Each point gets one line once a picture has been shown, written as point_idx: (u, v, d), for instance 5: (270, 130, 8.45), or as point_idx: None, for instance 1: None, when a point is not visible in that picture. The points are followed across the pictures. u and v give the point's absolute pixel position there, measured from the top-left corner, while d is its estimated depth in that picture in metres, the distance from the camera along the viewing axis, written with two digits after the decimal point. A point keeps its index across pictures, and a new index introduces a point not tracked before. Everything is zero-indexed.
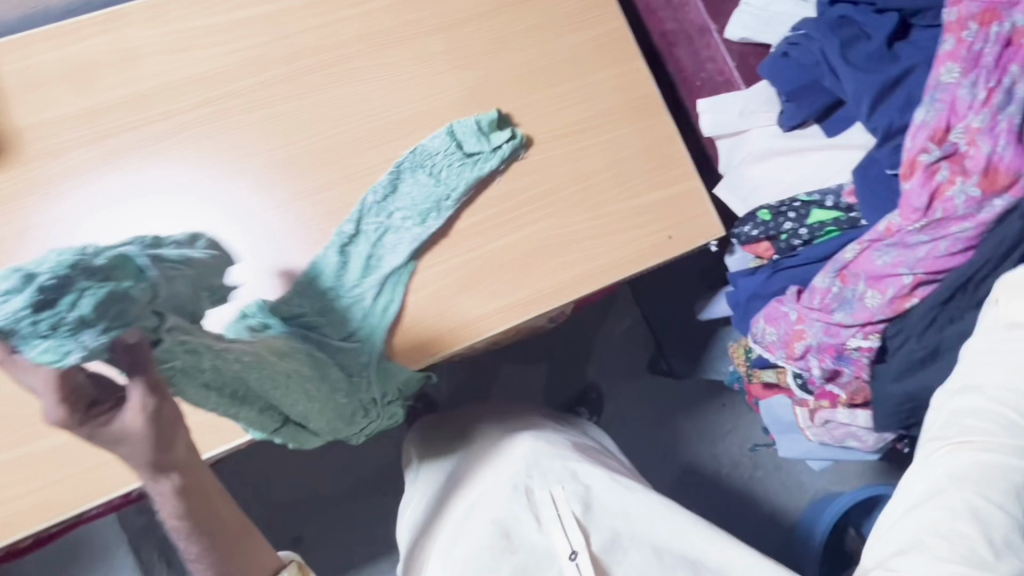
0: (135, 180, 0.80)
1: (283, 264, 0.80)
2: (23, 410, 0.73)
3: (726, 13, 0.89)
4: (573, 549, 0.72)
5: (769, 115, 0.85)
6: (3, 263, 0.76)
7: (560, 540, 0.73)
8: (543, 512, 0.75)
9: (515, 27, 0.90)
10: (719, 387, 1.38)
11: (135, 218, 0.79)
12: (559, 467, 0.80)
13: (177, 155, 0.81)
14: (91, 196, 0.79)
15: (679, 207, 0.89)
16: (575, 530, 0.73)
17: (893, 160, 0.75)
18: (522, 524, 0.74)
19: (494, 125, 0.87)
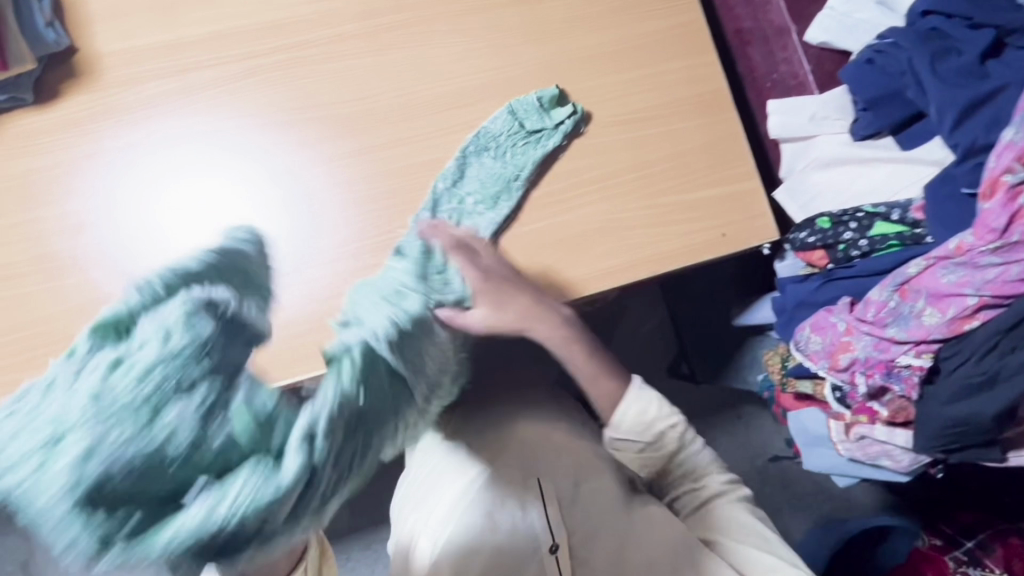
0: (190, 120, 0.81)
1: (326, 227, 0.80)
2: (74, 329, 0.74)
3: (808, 16, 0.88)
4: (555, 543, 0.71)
5: (842, 123, 0.84)
6: (66, 185, 0.78)
7: (545, 534, 0.72)
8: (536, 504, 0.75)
9: (593, 8, 0.89)
10: (737, 399, 1.37)
11: (187, 160, 0.80)
12: (556, 459, 0.78)
13: (237, 99, 0.82)
14: (149, 131, 0.80)
15: (736, 206, 0.88)
16: (562, 526, 0.73)
17: (971, 178, 0.72)
18: (510, 513, 0.74)
19: (554, 102, 0.86)
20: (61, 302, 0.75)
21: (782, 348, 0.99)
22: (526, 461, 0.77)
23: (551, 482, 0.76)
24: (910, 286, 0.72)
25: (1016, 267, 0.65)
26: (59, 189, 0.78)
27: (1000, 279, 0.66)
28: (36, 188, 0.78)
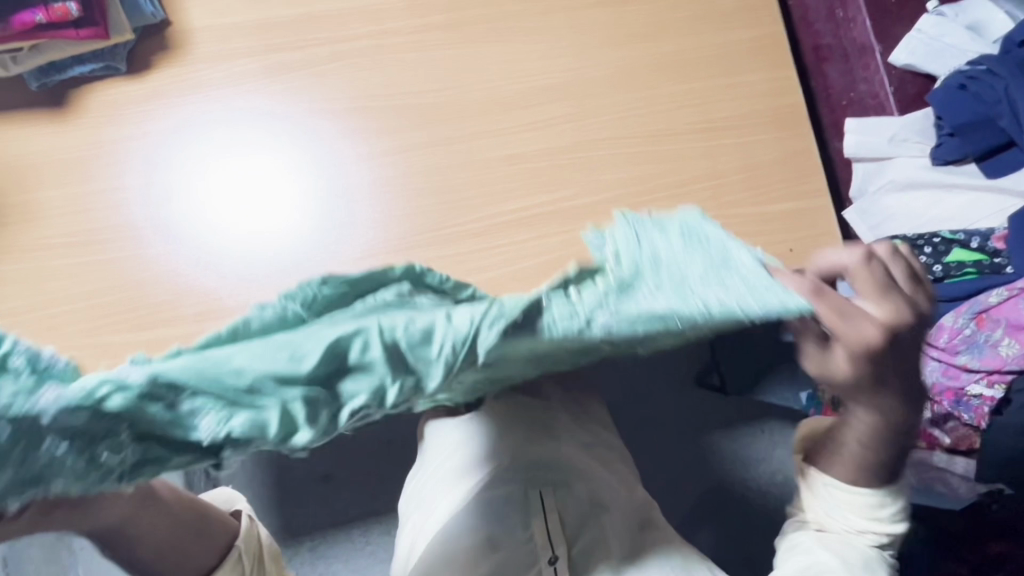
0: (227, 107, 0.81)
1: (347, 225, 0.80)
2: (150, 298, 0.76)
3: (893, 38, 0.97)
4: (555, 556, 0.70)
5: (922, 146, 0.94)
6: (141, 157, 0.79)
7: (544, 547, 0.70)
8: (535, 519, 0.71)
9: (677, 15, 0.90)
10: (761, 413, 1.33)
11: (224, 146, 0.80)
12: (559, 471, 0.76)
13: (282, 88, 0.82)
14: (197, 114, 0.80)
15: (805, 222, 0.88)
16: (563, 543, 0.70)
17: None
18: (506, 526, 0.72)
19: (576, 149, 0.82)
20: (135, 272, 0.77)
21: None
22: (528, 471, 0.74)
23: (554, 493, 0.74)
24: (986, 316, 0.80)
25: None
26: (136, 160, 0.79)
27: None
28: (111, 157, 0.78)
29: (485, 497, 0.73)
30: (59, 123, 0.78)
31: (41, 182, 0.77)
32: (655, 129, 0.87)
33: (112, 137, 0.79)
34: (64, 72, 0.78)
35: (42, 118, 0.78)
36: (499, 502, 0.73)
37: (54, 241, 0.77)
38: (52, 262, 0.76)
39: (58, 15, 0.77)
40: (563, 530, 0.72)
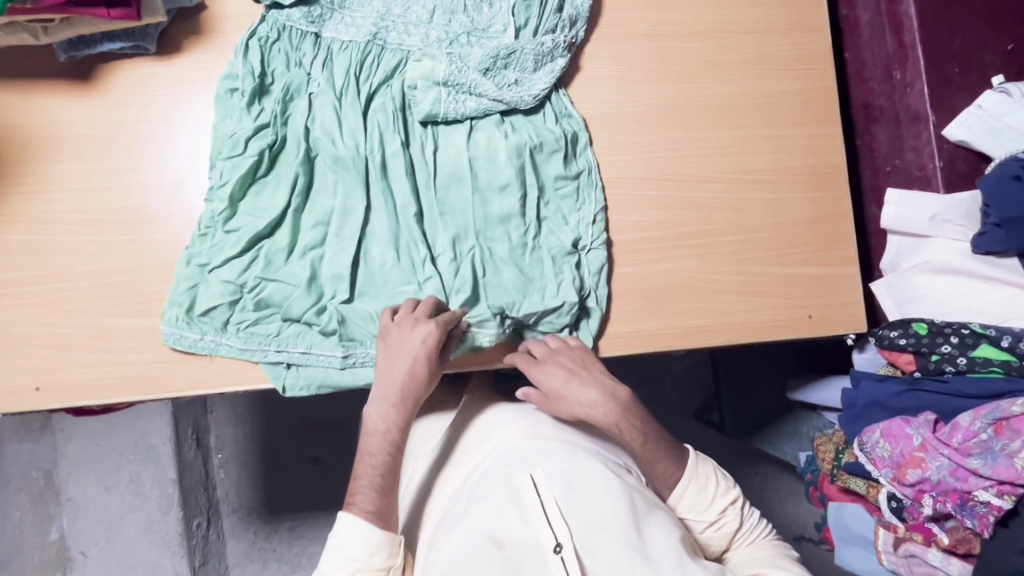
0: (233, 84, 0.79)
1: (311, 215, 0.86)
2: (156, 284, 0.77)
3: (952, 109, 0.82)
4: (559, 542, 0.63)
5: (964, 231, 0.79)
6: (158, 138, 0.78)
7: (546, 534, 0.64)
8: (526, 502, 0.67)
9: (725, 57, 0.86)
10: (759, 455, 1.33)
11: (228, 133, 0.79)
12: (535, 456, 0.71)
13: None
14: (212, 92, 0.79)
15: (829, 289, 0.84)
16: (562, 521, 0.65)
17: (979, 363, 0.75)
18: (506, 522, 0.66)
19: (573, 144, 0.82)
20: (145, 255, 0.77)
21: (838, 438, 0.95)
22: (509, 462, 0.71)
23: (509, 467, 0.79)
24: (1008, 422, 0.70)
25: (980, 489, 0.71)
26: (152, 143, 0.78)
27: (1013, 466, 0.69)
28: (129, 140, 0.78)
29: (479, 501, 0.68)
30: (84, 98, 0.77)
31: (54, 153, 0.77)
32: (686, 173, 0.84)
33: (132, 117, 0.78)
34: (93, 48, 0.76)
35: (67, 90, 0.77)
36: (492, 499, 0.68)
37: (66, 217, 0.76)
38: (60, 237, 0.76)
39: None
40: (561, 513, 0.65)
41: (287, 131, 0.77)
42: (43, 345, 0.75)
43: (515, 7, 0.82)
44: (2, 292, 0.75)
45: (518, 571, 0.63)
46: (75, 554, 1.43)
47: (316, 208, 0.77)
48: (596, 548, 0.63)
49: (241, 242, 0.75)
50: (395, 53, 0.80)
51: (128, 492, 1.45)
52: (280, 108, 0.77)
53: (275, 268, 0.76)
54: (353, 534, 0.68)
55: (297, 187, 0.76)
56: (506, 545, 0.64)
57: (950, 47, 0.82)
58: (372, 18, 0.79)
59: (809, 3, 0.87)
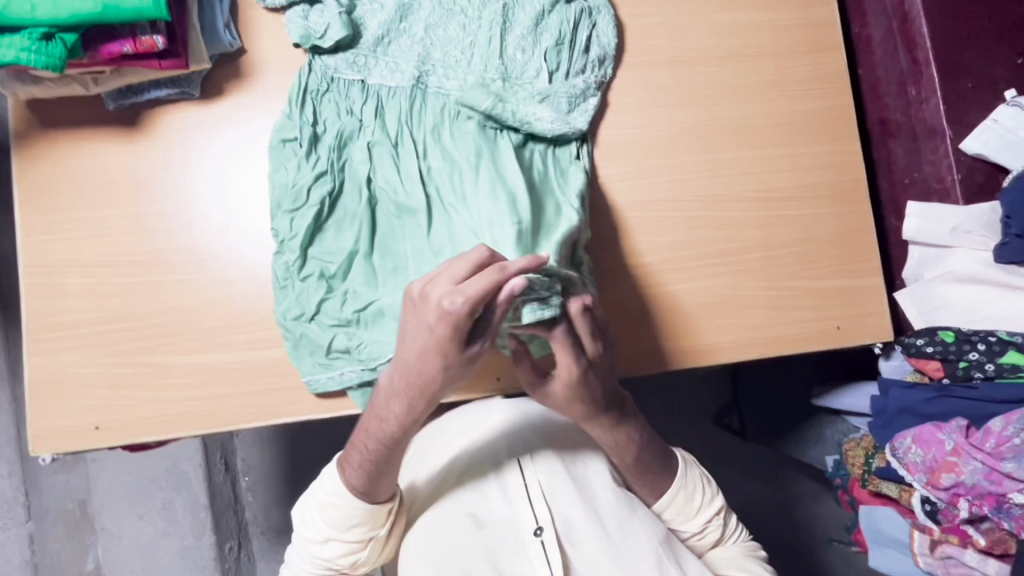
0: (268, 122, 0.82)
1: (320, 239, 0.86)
2: (207, 321, 0.79)
3: (967, 123, 0.85)
4: (540, 525, 0.66)
5: (985, 241, 0.82)
6: (201, 178, 0.81)
7: (526, 515, 0.67)
8: (510, 484, 0.70)
9: (744, 79, 0.89)
10: (780, 459, 1.35)
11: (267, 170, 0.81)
12: (527, 444, 0.73)
13: None
14: (250, 131, 0.82)
15: (854, 300, 0.87)
16: (543, 505, 0.68)
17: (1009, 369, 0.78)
18: (488, 503, 0.69)
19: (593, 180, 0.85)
20: (195, 296, 0.80)
21: (868, 442, 0.97)
22: (502, 447, 0.73)
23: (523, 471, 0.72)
24: None
25: (1014, 491, 0.74)
26: (197, 186, 0.81)
27: None
28: (173, 181, 0.80)
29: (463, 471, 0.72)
30: (131, 144, 0.80)
31: (103, 201, 0.79)
32: (713, 194, 0.87)
33: (177, 162, 0.81)
34: (140, 95, 0.79)
35: (115, 137, 0.80)
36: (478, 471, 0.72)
37: (119, 262, 0.79)
38: (114, 280, 0.79)
39: (144, 47, 0.70)
40: (544, 496, 0.69)
41: (347, 177, 0.79)
42: (101, 384, 0.77)
43: (546, 52, 0.84)
44: (59, 334, 0.77)
45: (493, 548, 0.66)
46: None
47: (382, 248, 0.78)
48: (574, 537, 0.67)
49: (320, 287, 0.77)
50: (438, 96, 0.81)
51: (161, 518, 1.47)
52: (337, 156, 0.79)
53: (350, 309, 0.77)
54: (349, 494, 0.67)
55: (366, 230, 0.78)
56: (485, 523, 0.67)
57: (963, 63, 0.85)
58: (413, 63, 0.81)
59: (823, 25, 0.91)
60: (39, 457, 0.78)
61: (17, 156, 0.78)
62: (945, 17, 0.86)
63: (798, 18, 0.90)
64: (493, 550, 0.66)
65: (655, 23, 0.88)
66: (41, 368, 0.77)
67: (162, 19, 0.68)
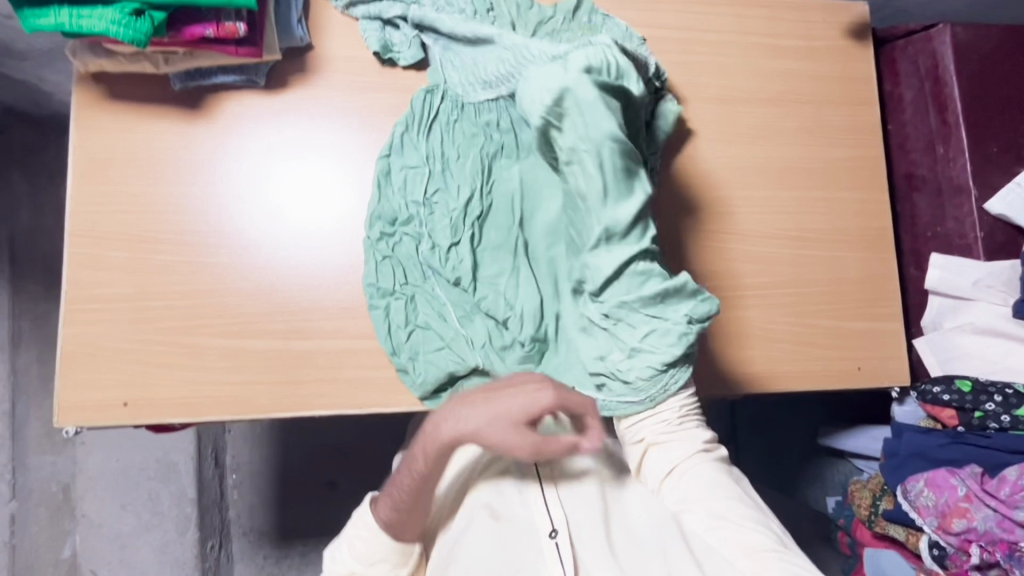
0: (327, 122, 0.83)
1: (345, 231, 0.82)
2: (248, 306, 0.80)
3: (991, 185, 0.90)
4: (554, 529, 0.74)
5: (1005, 297, 0.87)
6: (254, 167, 0.82)
7: (543, 519, 0.76)
8: (530, 491, 0.79)
9: (785, 123, 0.93)
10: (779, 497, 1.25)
11: (321, 167, 0.83)
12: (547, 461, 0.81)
13: (367, 108, 0.84)
14: (310, 128, 0.83)
15: (873, 343, 0.91)
16: (557, 508, 0.76)
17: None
18: (505, 499, 0.78)
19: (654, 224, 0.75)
20: (238, 280, 0.80)
21: (874, 485, 0.99)
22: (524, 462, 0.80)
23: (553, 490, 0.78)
24: None
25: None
26: (253, 173, 0.82)
27: None
28: (224, 165, 0.81)
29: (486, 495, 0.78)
30: (193, 127, 0.81)
31: (159, 179, 0.80)
32: (748, 229, 0.90)
33: (235, 147, 0.82)
34: (207, 79, 0.80)
35: (177, 118, 0.81)
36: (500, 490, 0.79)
37: (164, 238, 0.79)
38: (159, 258, 0.79)
39: (226, 31, 0.74)
40: (559, 502, 0.77)
41: (434, 218, 0.81)
42: (136, 360, 0.77)
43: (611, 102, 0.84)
44: (99, 307, 0.77)
45: (514, 548, 0.74)
46: (86, 573, 1.40)
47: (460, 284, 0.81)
48: (584, 536, 0.75)
49: (400, 312, 0.80)
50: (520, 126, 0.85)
51: (145, 510, 1.42)
52: (434, 196, 0.82)
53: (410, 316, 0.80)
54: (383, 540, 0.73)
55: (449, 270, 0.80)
56: (504, 519, 0.76)
57: (991, 129, 0.91)
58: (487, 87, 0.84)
59: (860, 80, 0.96)
60: (62, 430, 0.77)
61: (77, 127, 0.79)
62: (977, 84, 0.91)
63: (838, 72, 0.95)
64: (511, 543, 0.74)
65: (706, 60, 0.92)
66: (77, 340, 0.76)
67: (249, 7, 0.73)
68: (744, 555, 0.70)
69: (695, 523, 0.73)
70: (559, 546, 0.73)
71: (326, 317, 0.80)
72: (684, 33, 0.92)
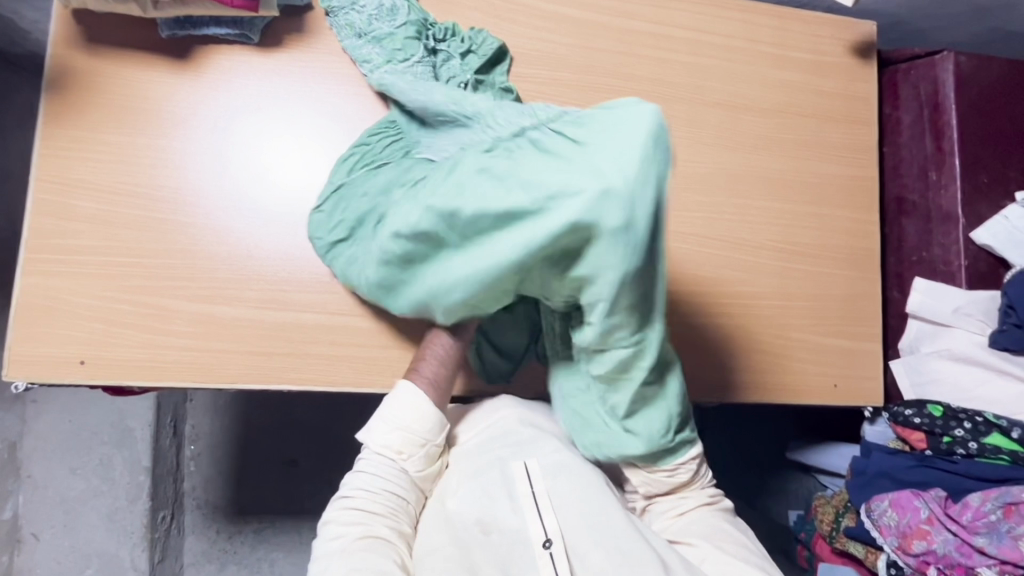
0: (319, 89, 0.80)
1: None
2: (223, 271, 0.76)
3: (979, 215, 0.91)
4: (549, 538, 0.62)
5: (982, 326, 0.89)
6: (238, 127, 0.78)
7: (536, 525, 0.63)
8: (518, 489, 0.66)
9: (786, 135, 0.93)
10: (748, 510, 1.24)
11: (308, 135, 0.79)
12: (532, 441, 0.70)
13: (364, 79, 0.81)
14: (302, 94, 0.79)
15: (851, 362, 0.91)
16: (552, 515, 0.64)
17: (991, 447, 0.83)
18: (495, 505, 0.65)
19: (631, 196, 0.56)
20: (215, 243, 0.76)
21: (837, 502, 1.01)
22: (508, 444, 0.70)
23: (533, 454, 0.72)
24: (1017, 507, 0.78)
25: (986, 565, 0.78)
26: (238, 133, 0.78)
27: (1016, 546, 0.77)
28: (207, 121, 0.77)
29: (469, 486, 0.67)
30: (179, 78, 0.77)
31: (139, 128, 0.76)
32: (740, 238, 0.89)
33: (221, 104, 0.78)
34: (198, 29, 0.76)
35: (163, 67, 0.77)
36: (482, 481, 0.67)
37: (137, 192, 0.75)
38: (129, 212, 0.75)
39: None
40: (551, 506, 0.65)
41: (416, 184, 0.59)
42: (96, 317, 0.73)
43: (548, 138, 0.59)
44: (62, 258, 0.73)
45: (499, 553, 0.62)
46: (27, 535, 1.34)
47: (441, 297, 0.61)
48: (583, 553, 0.62)
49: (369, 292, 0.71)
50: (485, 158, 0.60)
51: (95, 475, 1.37)
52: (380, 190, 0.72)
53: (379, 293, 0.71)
54: (419, 394, 0.68)
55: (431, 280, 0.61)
56: (493, 530, 0.64)
57: (983, 159, 0.92)
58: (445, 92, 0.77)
59: (861, 99, 0.96)
60: (11, 384, 0.73)
61: (54, 65, 0.75)
62: (974, 115, 0.92)
63: (841, 89, 0.96)
64: (497, 559, 0.62)
65: (713, 64, 0.91)
66: (33, 290, 0.72)
67: None
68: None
69: (693, 556, 0.65)
70: (555, 560, 0.61)
71: (302, 289, 0.77)
72: (695, 34, 0.91)
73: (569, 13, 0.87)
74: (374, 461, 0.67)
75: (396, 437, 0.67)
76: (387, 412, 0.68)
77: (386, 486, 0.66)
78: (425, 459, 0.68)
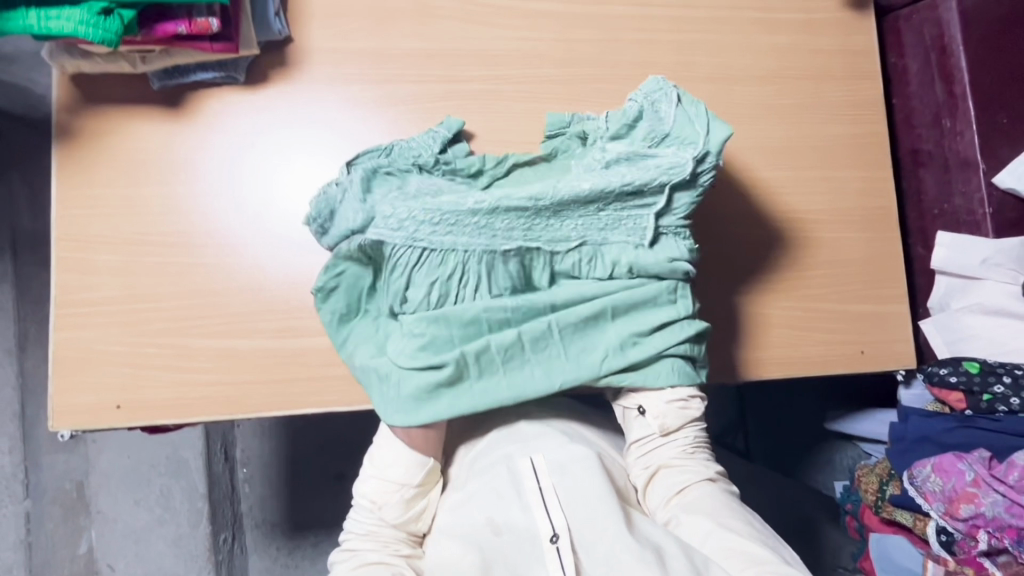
0: (308, 115, 0.82)
1: None
2: (239, 306, 0.79)
3: (1000, 158, 0.86)
4: (556, 533, 0.62)
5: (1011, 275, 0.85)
6: (239, 164, 0.81)
7: (543, 521, 0.64)
8: (525, 487, 0.67)
9: (784, 100, 0.90)
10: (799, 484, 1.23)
11: (304, 160, 0.82)
12: (536, 439, 0.71)
13: (352, 102, 0.83)
14: (293, 122, 0.82)
15: (877, 326, 0.88)
16: (559, 512, 0.64)
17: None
18: (504, 505, 0.66)
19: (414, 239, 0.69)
20: (229, 280, 0.79)
21: (881, 470, 0.96)
22: (512, 442, 0.72)
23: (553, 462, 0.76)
24: None
25: None
26: (239, 172, 0.81)
27: None
28: (204, 163, 0.80)
29: (477, 484, 0.69)
30: (176, 126, 0.80)
31: (144, 178, 0.79)
32: (747, 212, 0.87)
33: (218, 144, 0.81)
34: (186, 77, 0.79)
35: (160, 118, 0.80)
36: (491, 479, 0.68)
37: (148, 241, 0.79)
38: (146, 259, 0.79)
39: (199, 28, 0.73)
40: (559, 503, 0.65)
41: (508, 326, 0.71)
42: (127, 362, 0.77)
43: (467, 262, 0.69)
44: (91, 311, 0.78)
45: (510, 555, 0.62)
46: (104, 567, 1.41)
47: (522, 386, 0.69)
48: (591, 546, 0.62)
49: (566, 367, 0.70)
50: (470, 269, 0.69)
51: (157, 506, 1.43)
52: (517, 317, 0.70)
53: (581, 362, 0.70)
54: (394, 442, 0.70)
55: (498, 383, 0.69)
56: (503, 529, 0.64)
57: (1000, 99, 0.87)
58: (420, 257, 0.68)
59: (860, 52, 0.92)
60: (58, 433, 0.78)
61: (60, 131, 0.79)
62: (985, 54, 0.87)
63: (836, 45, 0.92)
64: (508, 556, 0.62)
65: (698, 38, 0.89)
66: (67, 343, 0.77)
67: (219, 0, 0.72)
68: (749, 568, 0.60)
69: (695, 543, 0.64)
70: (561, 554, 0.61)
71: (314, 314, 0.80)
72: (675, 11, 0.89)
73: (545, 8, 0.86)
74: (358, 509, 0.69)
75: (377, 485, 0.69)
76: (370, 461, 0.71)
77: (372, 532, 0.68)
78: (404, 506, 0.69)
